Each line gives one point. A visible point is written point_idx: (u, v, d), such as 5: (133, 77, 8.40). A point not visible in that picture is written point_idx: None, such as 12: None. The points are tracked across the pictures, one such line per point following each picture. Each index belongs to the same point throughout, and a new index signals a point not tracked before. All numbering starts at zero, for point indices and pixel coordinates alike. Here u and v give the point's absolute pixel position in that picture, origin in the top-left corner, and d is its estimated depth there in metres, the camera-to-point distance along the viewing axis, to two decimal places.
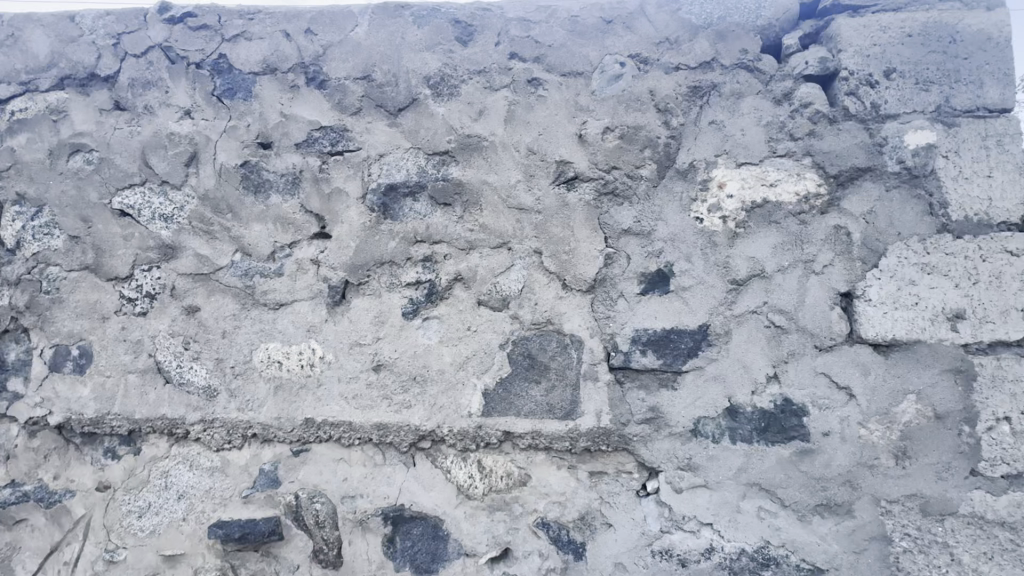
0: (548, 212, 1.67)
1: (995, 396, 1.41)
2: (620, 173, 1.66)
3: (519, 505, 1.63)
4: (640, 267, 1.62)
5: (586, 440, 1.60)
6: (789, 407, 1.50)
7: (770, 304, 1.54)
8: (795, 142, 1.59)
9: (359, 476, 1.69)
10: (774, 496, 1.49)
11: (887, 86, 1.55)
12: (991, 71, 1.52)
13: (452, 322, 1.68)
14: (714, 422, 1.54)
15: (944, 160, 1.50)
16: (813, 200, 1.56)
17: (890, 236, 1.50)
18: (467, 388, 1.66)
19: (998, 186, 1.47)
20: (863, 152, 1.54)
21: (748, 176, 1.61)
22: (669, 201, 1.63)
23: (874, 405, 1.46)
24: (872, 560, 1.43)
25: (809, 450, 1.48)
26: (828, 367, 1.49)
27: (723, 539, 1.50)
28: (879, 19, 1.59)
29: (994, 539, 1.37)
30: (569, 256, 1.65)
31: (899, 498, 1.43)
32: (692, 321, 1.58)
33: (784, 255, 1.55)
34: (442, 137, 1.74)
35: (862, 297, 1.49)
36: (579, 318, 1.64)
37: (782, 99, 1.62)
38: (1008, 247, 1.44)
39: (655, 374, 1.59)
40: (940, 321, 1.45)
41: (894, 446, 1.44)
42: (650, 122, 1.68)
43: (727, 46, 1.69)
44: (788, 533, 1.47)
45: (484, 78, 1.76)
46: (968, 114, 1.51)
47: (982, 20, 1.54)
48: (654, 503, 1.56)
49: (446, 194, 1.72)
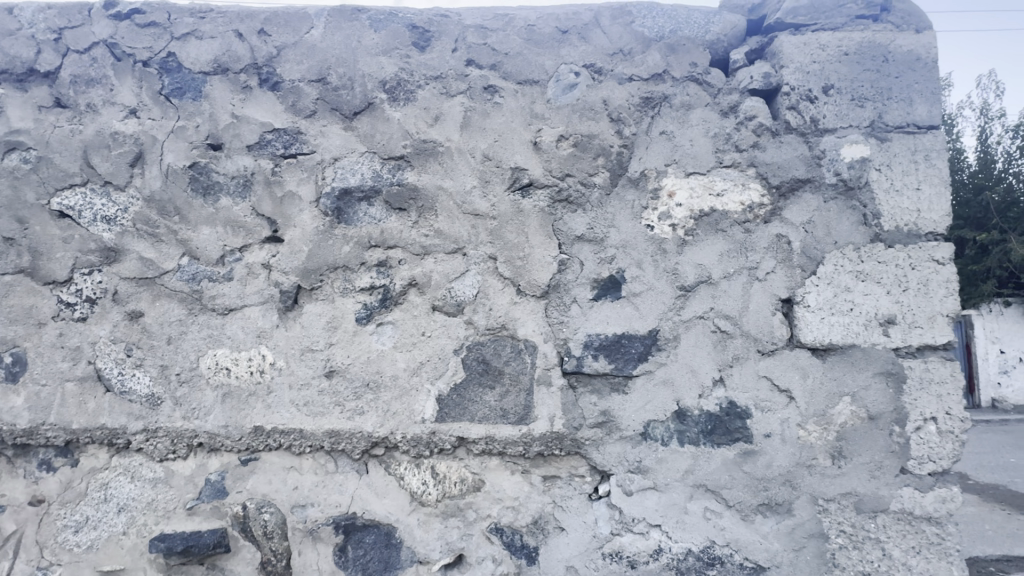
0: (503, 218, 1.68)
1: (923, 397, 1.48)
2: (574, 180, 1.69)
3: (473, 511, 1.63)
4: (593, 273, 1.65)
5: (539, 445, 1.62)
6: (733, 409, 1.55)
7: (716, 310, 1.58)
8: (740, 153, 1.65)
9: (310, 485, 1.66)
10: (719, 497, 1.53)
11: (825, 101, 1.63)
12: (920, 90, 1.61)
13: (407, 327, 1.68)
14: (663, 425, 1.57)
15: (877, 172, 1.57)
16: (757, 209, 1.61)
17: (828, 244, 1.56)
18: (421, 394, 1.65)
19: (926, 198, 1.56)
20: (803, 164, 1.61)
21: (696, 185, 1.66)
22: (621, 209, 1.67)
23: (813, 406, 1.51)
24: (811, 558, 1.48)
25: (752, 451, 1.52)
26: (769, 371, 1.54)
27: (670, 540, 1.53)
28: (819, 37, 1.66)
29: (922, 533, 1.45)
30: (523, 262, 1.66)
31: (836, 497, 1.48)
32: (643, 326, 1.61)
33: (729, 262, 1.60)
34: (398, 142, 1.74)
35: (801, 303, 1.55)
36: (533, 323, 1.65)
37: (728, 111, 1.68)
38: (934, 256, 1.53)
39: (606, 379, 1.61)
40: (873, 326, 1.52)
41: (832, 446, 1.50)
42: (603, 131, 1.72)
43: (677, 59, 1.74)
44: (732, 533, 1.51)
45: (440, 83, 1.76)
46: (899, 129, 1.60)
47: (913, 42, 1.63)
48: (605, 506, 1.58)
49: (402, 198, 1.71)
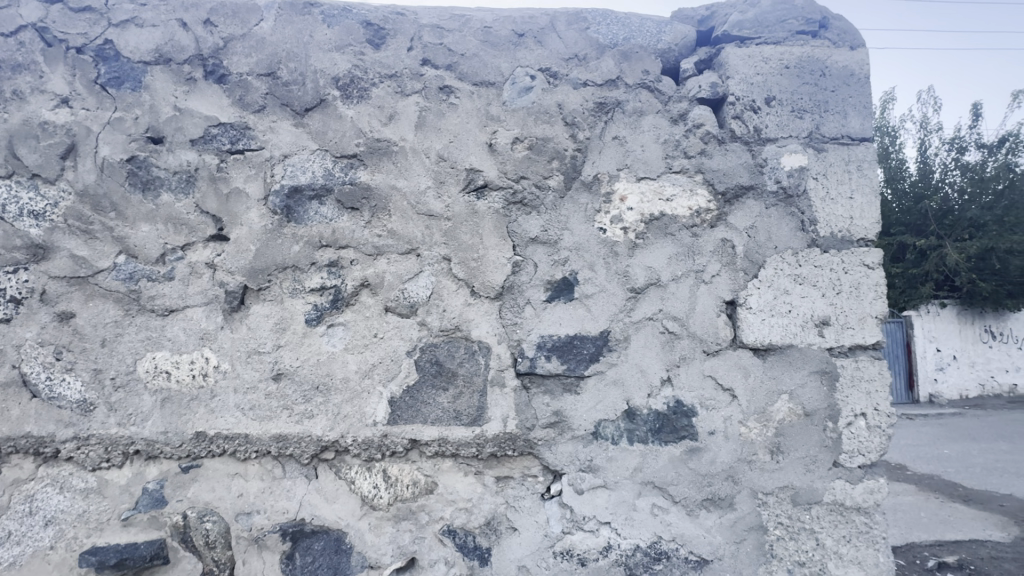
0: (458, 219, 1.68)
1: (853, 394, 1.57)
2: (528, 182, 1.71)
3: (426, 514, 1.62)
4: (546, 275, 1.67)
5: (492, 446, 1.62)
6: (680, 408, 1.59)
7: (665, 311, 1.63)
8: (688, 159, 1.70)
9: (255, 491, 1.61)
10: (666, 493, 1.57)
11: (768, 111, 1.70)
12: (854, 103, 1.71)
13: (358, 329, 1.65)
14: (613, 425, 1.60)
15: (814, 181, 1.66)
16: (704, 214, 1.67)
17: (769, 249, 1.63)
18: (373, 396, 1.63)
19: (858, 206, 1.65)
20: (746, 172, 1.68)
21: (647, 190, 1.70)
22: (574, 212, 1.69)
23: (754, 404, 1.58)
24: (752, 550, 1.53)
25: (697, 448, 1.57)
26: (714, 370, 1.60)
27: (619, 537, 1.56)
28: (762, 50, 1.73)
29: (852, 523, 1.54)
30: (477, 264, 1.67)
31: (775, 491, 1.55)
32: (595, 327, 1.64)
33: (677, 266, 1.65)
34: (351, 140, 1.71)
35: (744, 305, 1.61)
36: (487, 325, 1.66)
37: (678, 119, 1.73)
38: (865, 261, 1.62)
39: (559, 379, 1.63)
40: (810, 327, 1.60)
41: (771, 442, 1.57)
42: (558, 135, 1.74)
43: (630, 66, 1.79)
44: (678, 528, 1.55)
45: (395, 82, 1.74)
46: (835, 141, 1.69)
47: (847, 58, 1.73)
48: (556, 505, 1.60)
49: (354, 198, 1.68)
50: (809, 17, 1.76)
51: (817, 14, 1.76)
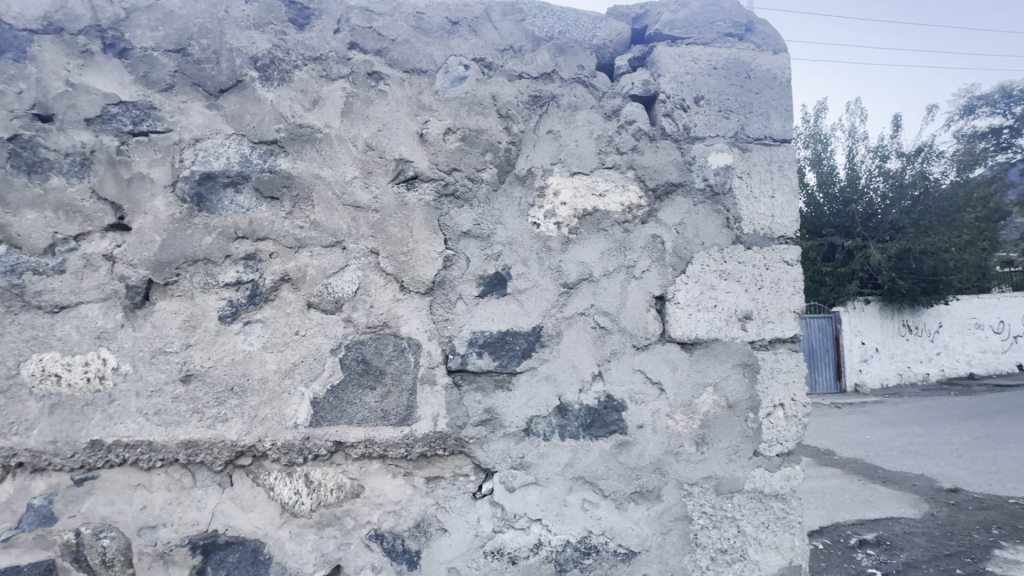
0: (386, 211, 1.61)
1: (773, 385, 1.64)
2: (461, 175, 1.66)
3: (351, 518, 1.55)
4: (479, 270, 1.63)
5: (421, 446, 1.57)
6: (611, 403, 1.60)
7: (597, 306, 1.63)
8: (621, 155, 1.71)
9: (161, 503, 1.48)
10: (596, 487, 1.58)
11: (696, 111, 1.73)
12: (776, 106, 1.77)
13: (278, 326, 1.55)
14: (545, 421, 1.59)
15: (739, 180, 1.71)
16: (635, 210, 1.69)
17: (696, 245, 1.67)
18: (294, 397, 1.54)
19: (779, 205, 1.72)
20: (675, 169, 1.71)
21: (580, 185, 1.70)
22: (508, 206, 1.67)
23: (680, 397, 1.61)
24: (677, 540, 1.56)
25: (626, 442, 1.59)
26: (643, 365, 1.62)
27: (550, 533, 1.55)
28: (692, 50, 1.77)
29: (770, 509, 1.60)
30: (407, 258, 1.61)
31: (699, 481, 1.59)
32: (527, 322, 1.62)
33: (609, 261, 1.66)
34: (271, 125, 1.61)
35: (672, 300, 1.64)
36: (417, 321, 1.60)
37: (611, 115, 1.74)
38: (784, 257, 1.69)
39: (491, 376, 1.60)
40: (734, 321, 1.65)
41: (696, 434, 1.61)
42: (491, 127, 1.70)
43: (565, 61, 1.78)
44: (608, 521, 1.56)
45: (320, 65, 1.65)
46: (759, 141, 1.75)
47: (770, 62, 1.79)
48: (487, 504, 1.57)
49: (274, 186, 1.58)
50: (736, 20, 1.81)
51: (744, 17, 1.81)
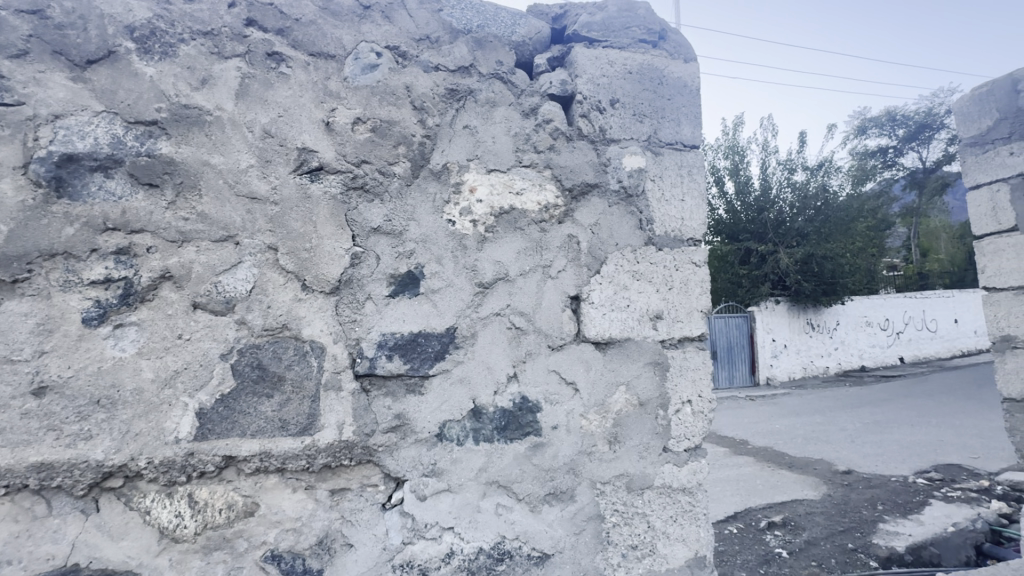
0: (287, 204, 1.49)
1: (681, 383, 1.70)
2: (370, 167, 1.57)
3: (244, 540, 1.41)
4: (390, 268, 1.55)
5: (324, 456, 1.46)
6: (525, 404, 1.58)
7: (512, 306, 1.60)
8: (538, 154, 1.70)
9: (4, 538, 1.26)
10: (511, 491, 1.55)
11: (612, 113, 1.76)
12: (686, 112, 1.84)
13: (157, 329, 1.38)
14: (459, 425, 1.54)
15: (651, 183, 1.76)
16: (552, 209, 1.68)
17: (610, 245, 1.69)
18: (175, 408, 1.38)
19: (688, 208, 1.79)
20: (591, 170, 1.72)
21: (497, 183, 1.66)
22: (421, 202, 1.60)
23: (594, 396, 1.62)
24: (590, 539, 1.57)
25: (541, 444, 1.57)
26: (558, 365, 1.61)
27: (462, 541, 1.50)
28: (608, 53, 1.79)
29: (678, 503, 1.65)
30: (310, 255, 1.50)
31: (611, 479, 1.61)
32: (440, 323, 1.56)
33: (525, 260, 1.63)
34: (150, 104, 1.43)
35: (587, 300, 1.65)
36: (321, 322, 1.49)
37: (529, 113, 1.72)
38: (692, 259, 1.76)
39: (401, 380, 1.53)
40: (646, 321, 1.68)
41: (609, 433, 1.62)
42: (405, 119, 1.63)
43: (483, 55, 1.74)
44: (521, 525, 1.53)
45: (211, 41, 1.50)
46: (670, 146, 1.80)
47: (681, 70, 1.86)
48: (397, 515, 1.49)
49: (153, 173, 1.41)
50: (650, 27, 1.85)
51: (657, 25, 1.86)
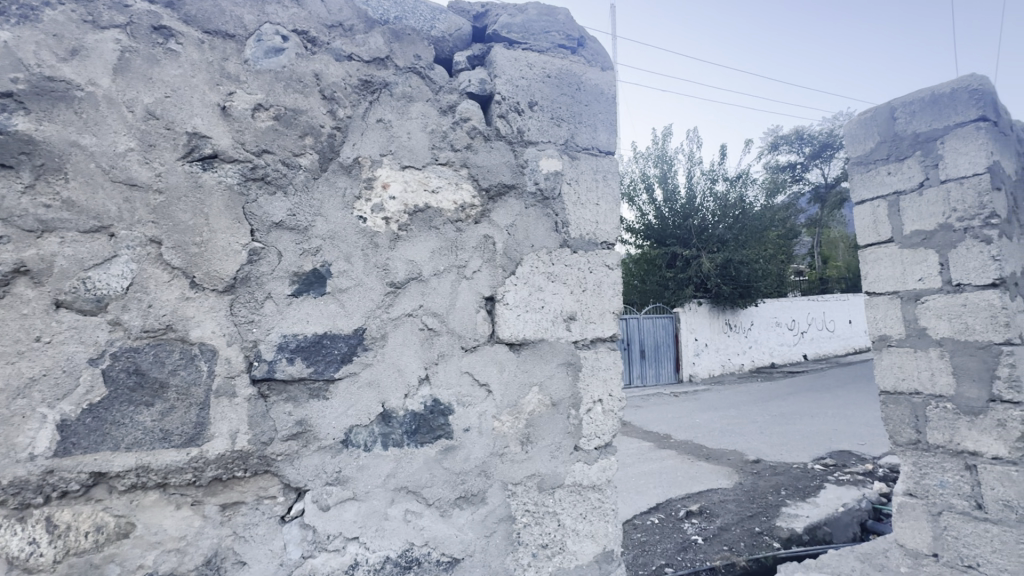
0: (174, 194, 1.36)
1: (593, 382, 1.74)
2: (272, 158, 1.48)
3: (116, 565, 1.26)
4: (293, 266, 1.46)
5: (214, 468, 1.35)
6: (437, 407, 1.55)
7: (425, 307, 1.56)
8: (455, 152, 1.68)
9: None
10: (420, 497, 1.51)
11: (530, 115, 1.77)
12: (602, 119, 1.90)
13: (8, 330, 1.19)
14: (366, 430, 1.48)
15: (567, 186, 1.79)
16: (468, 209, 1.66)
17: (526, 247, 1.70)
18: (29, 421, 1.20)
19: (603, 213, 1.85)
20: (508, 171, 1.72)
21: (411, 180, 1.62)
22: (329, 196, 1.52)
23: (507, 398, 1.62)
24: (500, 541, 1.56)
25: (452, 447, 1.55)
26: (471, 367, 1.59)
27: (367, 551, 1.44)
28: (527, 56, 1.80)
29: (588, 500, 1.69)
30: (200, 250, 1.38)
31: (522, 480, 1.61)
32: (348, 324, 1.50)
33: (440, 260, 1.60)
34: (4, 73, 1.25)
35: (502, 301, 1.64)
36: (212, 324, 1.37)
37: (447, 110, 1.69)
38: (605, 262, 1.82)
39: (303, 384, 1.44)
40: (560, 322, 1.71)
41: (521, 433, 1.63)
42: (312, 108, 1.54)
43: (400, 48, 1.68)
44: (430, 531, 1.50)
45: (84, 7, 1.33)
46: (586, 151, 1.85)
47: (598, 77, 1.91)
48: (296, 527, 1.40)
49: (6, 151, 1.23)
50: (569, 33, 1.89)
51: (576, 32, 1.90)
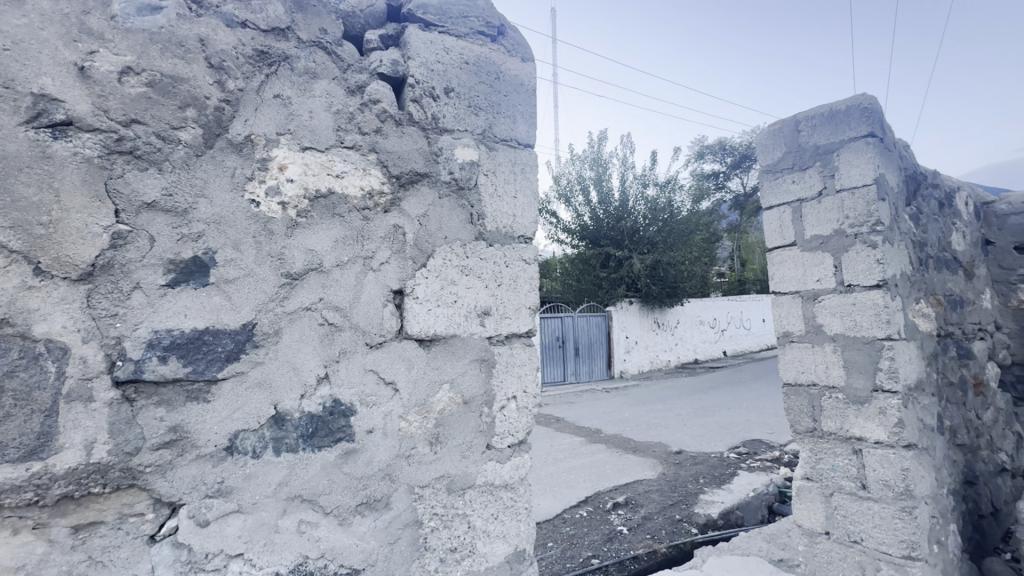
0: (14, 164, 1.15)
1: (507, 379, 1.71)
2: (144, 130, 1.30)
3: None
4: (168, 253, 1.29)
5: (64, 486, 1.15)
6: (337, 408, 1.44)
7: (326, 300, 1.45)
8: (362, 136, 1.57)
9: None
10: (316, 506, 1.39)
11: (446, 102, 1.70)
12: (522, 111, 1.86)
13: None
14: (255, 435, 1.35)
15: (483, 177, 1.74)
16: (377, 197, 1.56)
17: (438, 238, 1.63)
18: None
19: (520, 206, 1.82)
20: (421, 158, 1.65)
21: (312, 163, 1.50)
22: (215, 176, 1.36)
23: (415, 396, 1.55)
24: (405, 548, 1.48)
25: (353, 451, 1.45)
26: (376, 364, 1.50)
27: (253, 569, 1.30)
28: (444, 40, 1.73)
29: (500, 500, 1.65)
30: (49, 230, 1.18)
31: (430, 482, 1.55)
32: (233, 319, 1.35)
33: (343, 250, 1.49)
34: None
35: (411, 295, 1.56)
36: (63, 318, 1.17)
37: (355, 90, 1.58)
38: (522, 256, 1.79)
39: (179, 386, 1.28)
40: (473, 318, 1.66)
41: (430, 434, 1.56)
42: (196, 77, 1.38)
43: (304, 19, 1.54)
44: (327, 542, 1.39)
45: None
46: (504, 143, 1.81)
47: (518, 68, 1.88)
48: (169, 547, 1.24)
49: None
50: (489, 21, 1.83)
51: (496, 20, 1.85)
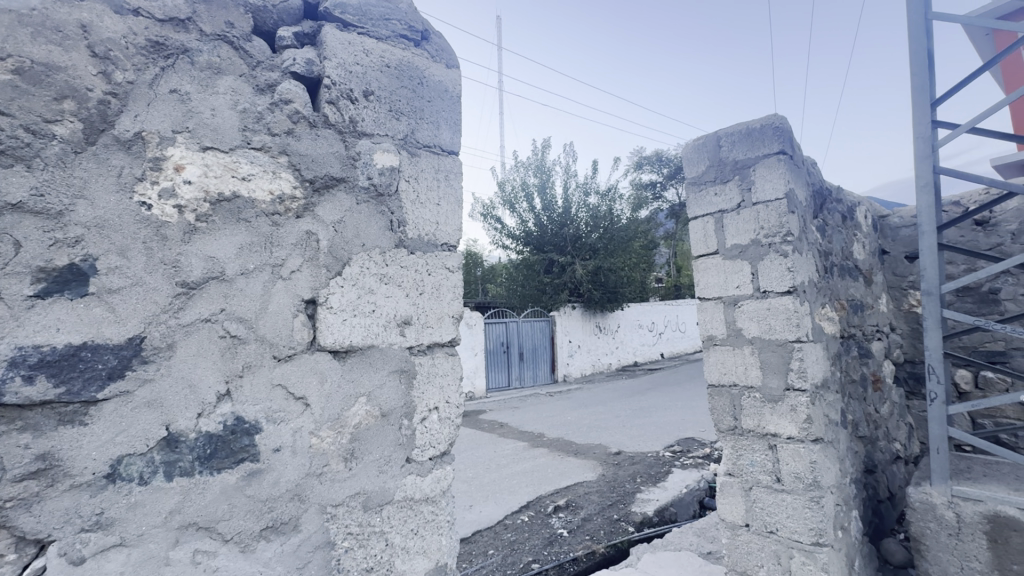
0: None
1: (428, 390, 1.68)
2: (10, 122, 1.16)
3: None
4: (38, 260, 1.15)
5: None
6: (240, 426, 1.35)
7: (228, 311, 1.36)
8: (272, 137, 1.49)
9: None
10: (213, 533, 1.29)
11: (365, 105, 1.65)
12: (446, 117, 1.85)
13: None
14: (142, 459, 1.23)
15: (404, 183, 1.71)
16: (288, 202, 1.49)
17: (355, 246, 1.57)
18: None
19: (443, 213, 1.80)
20: (337, 162, 1.58)
21: (214, 164, 1.40)
22: (97, 175, 1.23)
23: (328, 411, 1.48)
24: (316, 571, 1.41)
25: (257, 471, 1.36)
26: (284, 379, 1.42)
27: None
28: (363, 41, 1.68)
29: (420, 514, 1.62)
30: None
31: (344, 500, 1.48)
32: (118, 333, 1.23)
33: (249, 258, 1.41)
34: None
35: (325, 305, 1.50)
36: None
37: (265, 89, 1.50)
38: (445, 264, 1.77)
39: (49, 409, 1.14)
40: (392, 327, 1.62)
41: (344, 449, 1.50)
42: (76, 66, 1.24)
43: (208, 11, 1.44)
44: (227, 571, 1.29)
45: None
46: (427, 149, 1.78)
47: (442, 74, 1.86)
48: None
49: None
50: (412, 25, 1.81)
51: (420, 24, 1.83)
